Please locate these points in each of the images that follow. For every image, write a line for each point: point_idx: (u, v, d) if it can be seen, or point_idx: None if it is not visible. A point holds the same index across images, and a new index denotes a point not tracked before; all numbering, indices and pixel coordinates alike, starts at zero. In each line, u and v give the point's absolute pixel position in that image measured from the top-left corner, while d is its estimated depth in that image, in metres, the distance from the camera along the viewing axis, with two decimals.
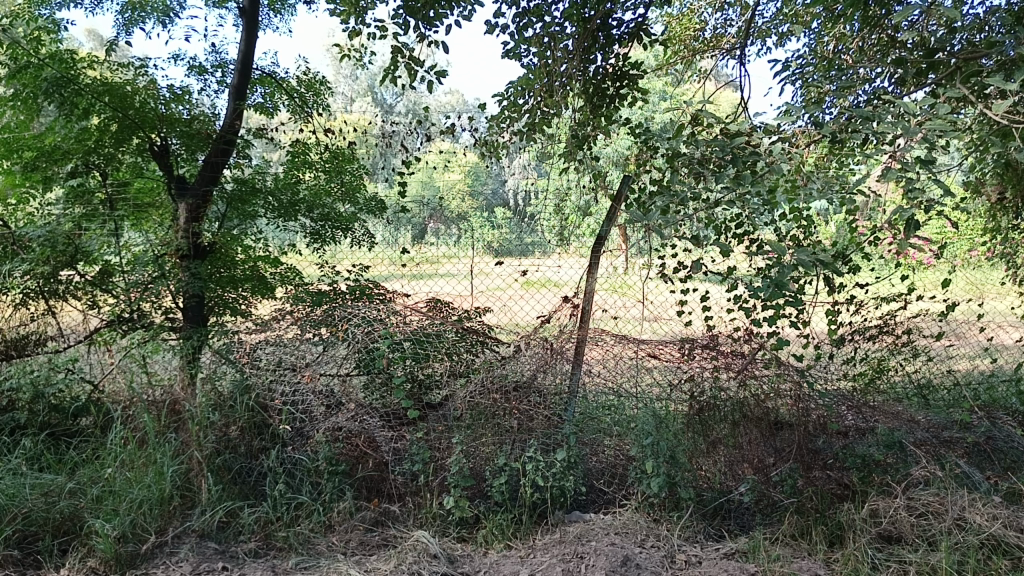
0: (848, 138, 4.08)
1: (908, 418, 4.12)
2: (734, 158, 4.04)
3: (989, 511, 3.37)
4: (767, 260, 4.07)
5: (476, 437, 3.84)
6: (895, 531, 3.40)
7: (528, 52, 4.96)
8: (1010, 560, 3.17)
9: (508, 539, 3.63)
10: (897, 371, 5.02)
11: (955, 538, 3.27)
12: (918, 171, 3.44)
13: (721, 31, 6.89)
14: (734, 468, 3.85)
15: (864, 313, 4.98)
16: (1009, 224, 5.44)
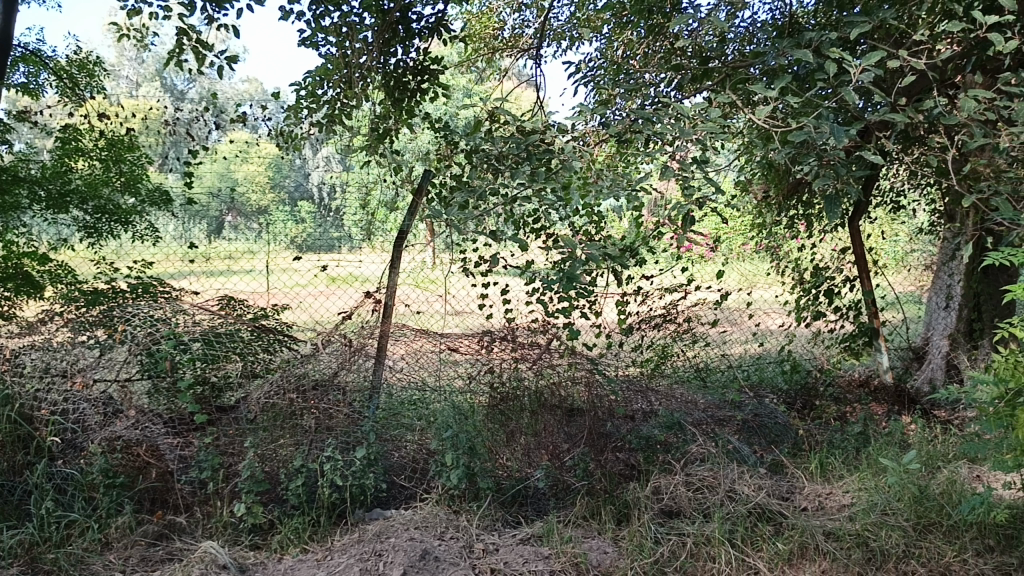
0: (633, 137, 4.27)
1: (688, 400, 4.44)
2: (528, 156, 4.17)
3: (755, 482, 3.73)
4: (562, 254, 4.20)
5: (273, 440, 3.69)
6: (676, 506, 3.64)
7: (325, 41, 4.83)
8: (773, 526, 3.49)
9: (304, 543, 3.52)
10: (679, 356, 5.39)
11: (727, 509, 3.53)
12: (694, 172, 3.81)
13: (518, 30, 7.04)
14: (531, 456, 3.94)
15: (650, 303, 5.27)
16: (774, 219, 5.96)
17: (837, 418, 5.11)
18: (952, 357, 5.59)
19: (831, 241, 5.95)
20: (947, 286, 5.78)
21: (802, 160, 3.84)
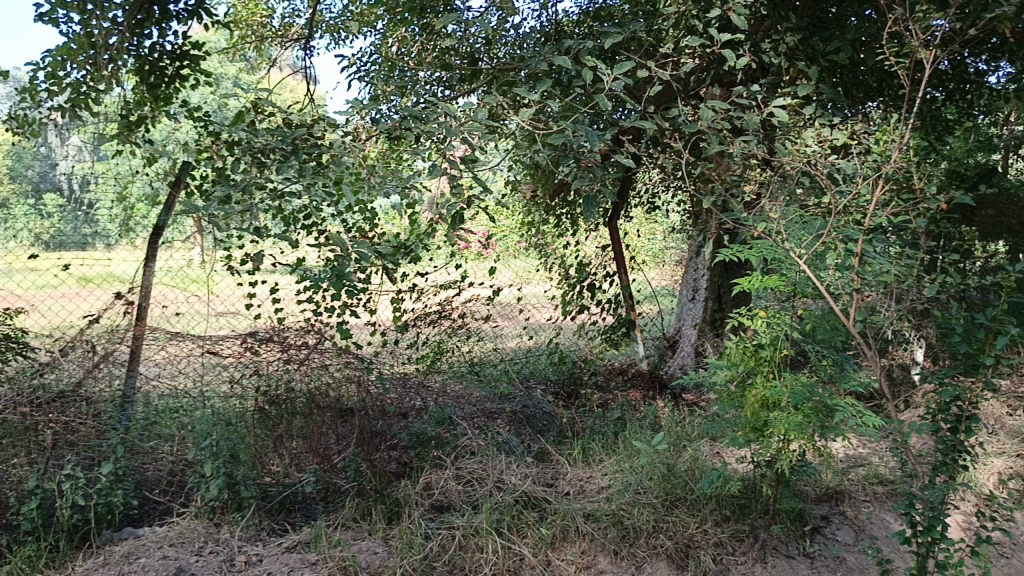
0: (404, 134, 4.31)
1: (458, 394, 4.52)
2: (294, 150, 4.09)
3: (521, 471, 3.86)
4: (333, 253, 4.13)
5: (5, 459, 3.37)
6: (446, 500, 3.69)
7: (67, 17, 4.39)
8: (538, 512, 3.63)
9: (39, 572, 3.19)
10: (455, 351, 5.44)
11: (494, 500, 3.62)
12: (464, 170, 4.01)
13: (289, 20, 6.76)
14: (299, 460, 3.78)
15: (425, 300, 5.30)
16: (542, 218, 6.15)
17: (599, 405, 5.42)
18: (699, 345, 6.10)
19: (595, 239, 6.31)
20: (694, 281, 6.24)
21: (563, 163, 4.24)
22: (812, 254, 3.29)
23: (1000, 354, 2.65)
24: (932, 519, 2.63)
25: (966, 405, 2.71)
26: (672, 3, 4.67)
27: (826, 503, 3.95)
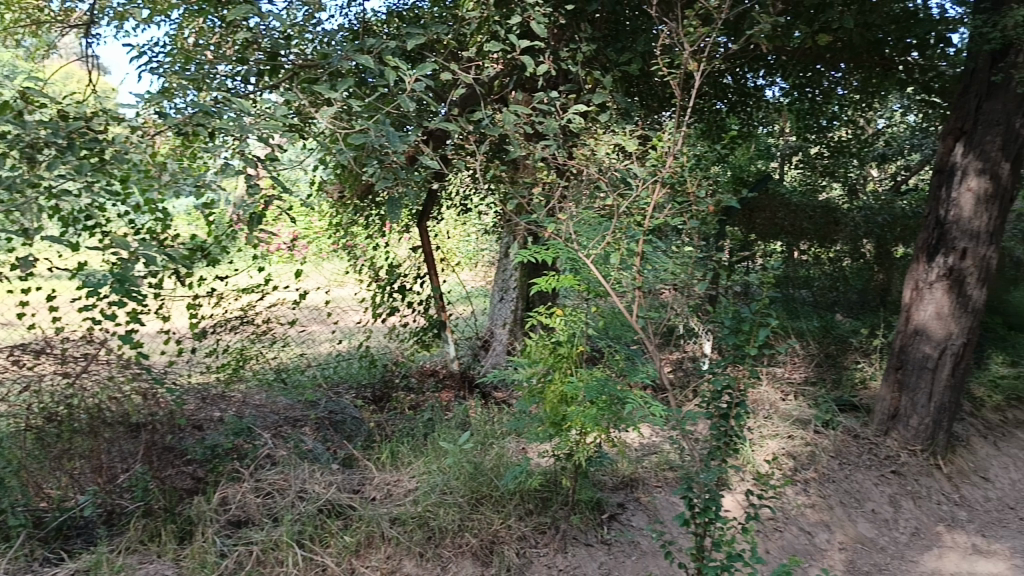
0: (195, 131, 4.00)
1: (258, 405, 4.34)
2: (70, 143, 3.71)
3: (324, 479, 3.75)
4: (117, 255, 3.81)
5: None
6: (244, 515, 3.54)
7: None
8: (342, 520, 3.55)
9: None
10: (259, 359, 5.20)
11: (296, 511, 3.52)
12: (262, 168, 3.90)
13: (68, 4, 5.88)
14: (79, 480, 3.49)
15: (224, 306, 5.00)
16: (350, 219, 5.75)
17: (409, 407, 5.38)
18: (511, 345, 6.18)
19: (406, 240, 6.04)
20: (504, 279, 6.39)
21: (366, 164, 4.36)
22: (600, 254, 3.43)
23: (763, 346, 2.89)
24: (708, 501, 2.82)
25: (736, 393, 2.93)
26: (474, 8, 4.73)
27: (623, 491, 4.13)
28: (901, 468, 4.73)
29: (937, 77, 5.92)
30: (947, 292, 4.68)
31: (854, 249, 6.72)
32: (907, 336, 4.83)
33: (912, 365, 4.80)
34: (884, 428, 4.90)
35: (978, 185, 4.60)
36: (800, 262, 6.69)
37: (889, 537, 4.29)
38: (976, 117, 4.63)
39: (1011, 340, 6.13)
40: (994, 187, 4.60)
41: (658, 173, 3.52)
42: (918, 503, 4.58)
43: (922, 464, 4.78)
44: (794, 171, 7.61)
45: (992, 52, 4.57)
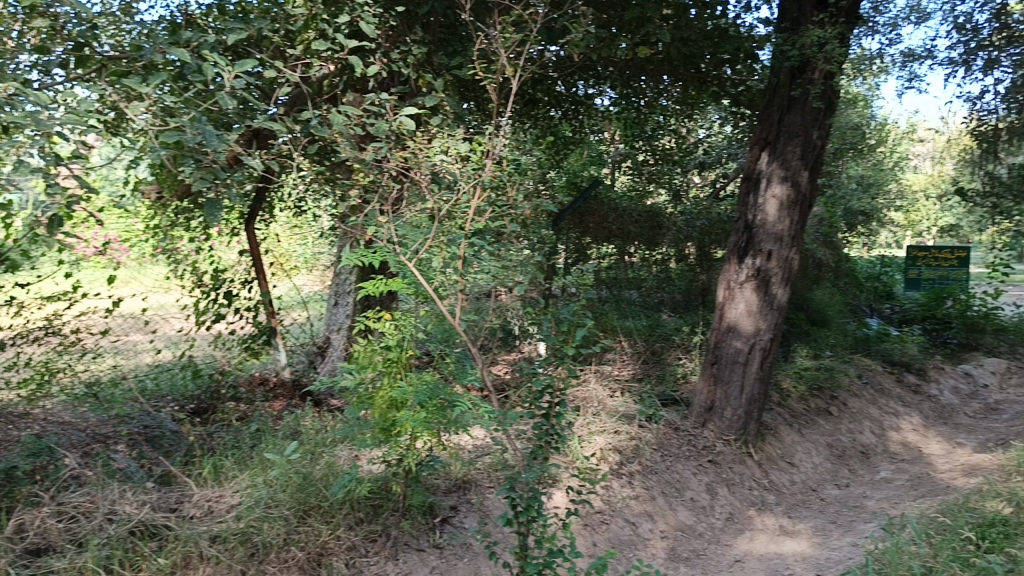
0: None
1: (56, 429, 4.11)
2: None
3: (137, 499, 3.51)
4: None
5: None
6: (43, 542, 3.25)
7: None
8: (156, 542, 3.34)
9: None
10: (68, 373, 4.77)
11: (103, 534, 3.28)
12: (60, 163, 3.57)
13: None
14: None
15: (25, 316, 4.60)
16: (170, 221, 5.35)
17: (236, 418, 5.14)
18: (348, 349, 6.00)
19: (234, 245, 5.75)
20: (344, 281, 6.36)
21: (183, 162, 4.12)
22: (421, 257, 3.42)
23: (582, 344, 2.98)
24: (531, 499, 2.85)
25: (556, 391, 2.98)
26: (300, 5, 4.63)
27: (455, 494, 4.13)
28: (717, 457, 5.01)
29: (745, 90, 6.35)
30: (755, 291, 5.02)
31: (679, 252, 7.08)
32: (721, 333, 5.14)
33: (725, 360, 5.11)
34: (701, 420, 5.18)
35: (781, 192, 4.97)
36: (630, 264, 6.93)
37: (706, 523, 4.56)
38: (778, 129, 5.01)
39: (812, 335, 6.69)
40: (795, 194, 4.98)
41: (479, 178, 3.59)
42: (732, 490, 4.87)
43: (734, 453, 5.10)
44: (624, 176, 7.79)
45: (791, 69, 4.96)
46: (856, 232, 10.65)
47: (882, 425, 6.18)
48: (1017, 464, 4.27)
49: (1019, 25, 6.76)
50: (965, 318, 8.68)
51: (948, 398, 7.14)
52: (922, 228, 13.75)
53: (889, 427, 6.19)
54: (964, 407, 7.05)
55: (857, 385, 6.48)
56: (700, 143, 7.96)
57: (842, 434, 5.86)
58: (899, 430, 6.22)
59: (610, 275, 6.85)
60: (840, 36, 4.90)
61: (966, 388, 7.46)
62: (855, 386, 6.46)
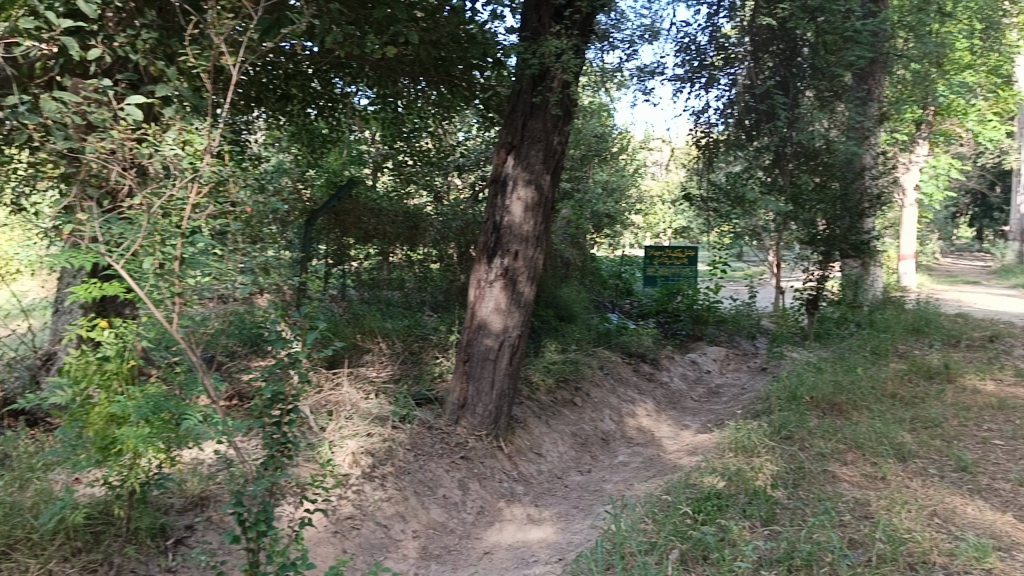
0: None
1: None
2: None
3: None
4: None
5: None
6: None
7: None
8: None
9: None
10: None
11: None
12: None
13: None
14: None
15: None
16: None
17: None
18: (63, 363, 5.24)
19: None
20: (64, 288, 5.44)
21: None
22: (137, 258, 3.13)
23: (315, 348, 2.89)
24: (260, 513, 2.74)
25: (288, 398, 2.89)
26: None
27: (191, 512, 3.88)
28: (470, 453, 5.11)
29: (493, 95, 6.65)
30: (503, 289, 5.16)
31: (441, 253, 7.19)
32: (472, 331, 5.22)
33: (476, 357, 5.20)
34: (453, 417, 5.24)
35: (526, 194, 5.15)
36: (393, 266, 7.08)
37: (457, 518, 4.67)
38: (522, 134, 5.18)
39: (559, 331, 7.14)
40: (538, 196, 5.19)
41: (201, 172, 3.29)
42: (483, 484, 4.99)
43: (486, 447, 5.22)
44: (387, 176, 7.78)
45: (533, 76, 5.17)
46: (602, 233, 11.36)
47: (620, 412, 6.63)
48: (730, 442, 4.76)
49: (735, 48, 7.42)
50: (692, 310, 9.55)
51: (677, 384, 7.81)
52: (659, 229, 14.98)
53: (626, 414, 6.65)
54: (690, 392, 7.75)
55: (599, 375, 6.90)
56: (461, 146, 8.06)
57: (585, 423, 6.21)
58: (635, 416, 6.70)
59: (372, 276, 6.98)
60: (577, 48, 5.21)
61: (692, 375, 8.21)
62: (597, 377, 6.87)
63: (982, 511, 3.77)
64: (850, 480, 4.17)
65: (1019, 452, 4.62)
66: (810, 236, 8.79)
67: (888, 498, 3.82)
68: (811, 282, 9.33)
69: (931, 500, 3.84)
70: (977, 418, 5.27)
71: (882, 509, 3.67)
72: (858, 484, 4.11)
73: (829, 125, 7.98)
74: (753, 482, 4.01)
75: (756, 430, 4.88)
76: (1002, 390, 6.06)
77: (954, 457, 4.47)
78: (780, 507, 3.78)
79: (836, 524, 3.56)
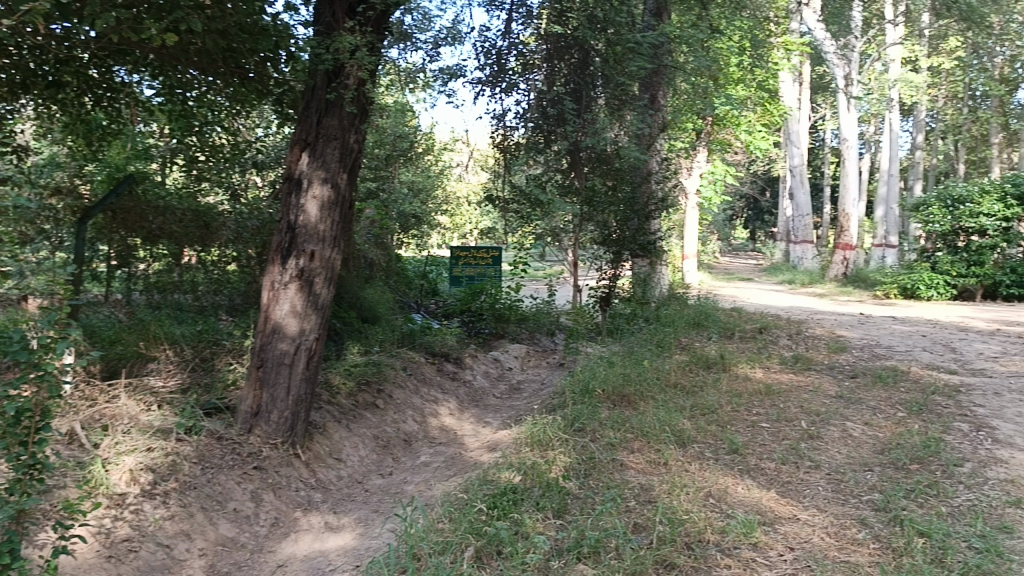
0: None
1: None
2: None
3: None
4: None
5: None
6: None
7: None
8: None
9: None
10: None
11: None
12: None
13: None
14: None
15: None
16: None
17: None
18: None
19: None
20: None
21: None
22: None
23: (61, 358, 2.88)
24: None
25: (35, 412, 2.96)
26: None
27: None
28: (263, 463, 4.90)
29: (288, 90, 6.39)
30: (299, 291, 4.96)
31: (238, 252, 6.75)
32: (265, 335, 4.98)
33: (270, 362, 4.96)
34: (247, 426, 4.99)
35: (322, 193, 4.97)
36: (184, 267, 6.59)
37: (249, 532, 4.47)
38: (317, 131, 4.99)
39: (361, 332, 7.01)
40: (334, 195, 5.03)
41: None
42: (278, 494, 4.82)
43: (282, 456, 5.02)
44: (178, 173, 7.02)
45: (327, 72, 5.00)
46: (408, 233, 11.31)
47: (423, 413, 6.61)
48: (526, 437, 4.87)
49: (534, 54, 7.50)
50: (494, 309, 9.68)
51: (479, 382, 7.91)
52: (466, 230, 15.12)
53: (428, 414, 6.64)
54: (492, 389, 7.87)
55: (402, 376, 6.84)
56: (256, 143, 7.52)
57: (387, 425, 6.14)
58: (437, 415, 6.71)
59: (162, 279, 6.51)
60: (372, 44, 5.12)
61: (494, 373, 8.35)
62: (400, 378, 6.81)
63: (750, 489, 4.10)
64: (636, 467, 4.40)
65: (782, 433, 5.08)
66: (603, 236, 9.21)
67: (670, 482, 4.07)
68: (604, 280, 9.77)
69: (706, 482, 4.14)
70: (747, 403, 5.75)
71: (663, 493, 3.91)
72: (643, 471, 4.35)
73: (619, 132, 8.41)
74: (546, 475, 4.13)
75: (552, 424, 5.04)
76: (769, 377, 6.65)
77: (727, 440, 4.84)
78: (571, 497, 3.93)
79: (621, 510, 3.74)
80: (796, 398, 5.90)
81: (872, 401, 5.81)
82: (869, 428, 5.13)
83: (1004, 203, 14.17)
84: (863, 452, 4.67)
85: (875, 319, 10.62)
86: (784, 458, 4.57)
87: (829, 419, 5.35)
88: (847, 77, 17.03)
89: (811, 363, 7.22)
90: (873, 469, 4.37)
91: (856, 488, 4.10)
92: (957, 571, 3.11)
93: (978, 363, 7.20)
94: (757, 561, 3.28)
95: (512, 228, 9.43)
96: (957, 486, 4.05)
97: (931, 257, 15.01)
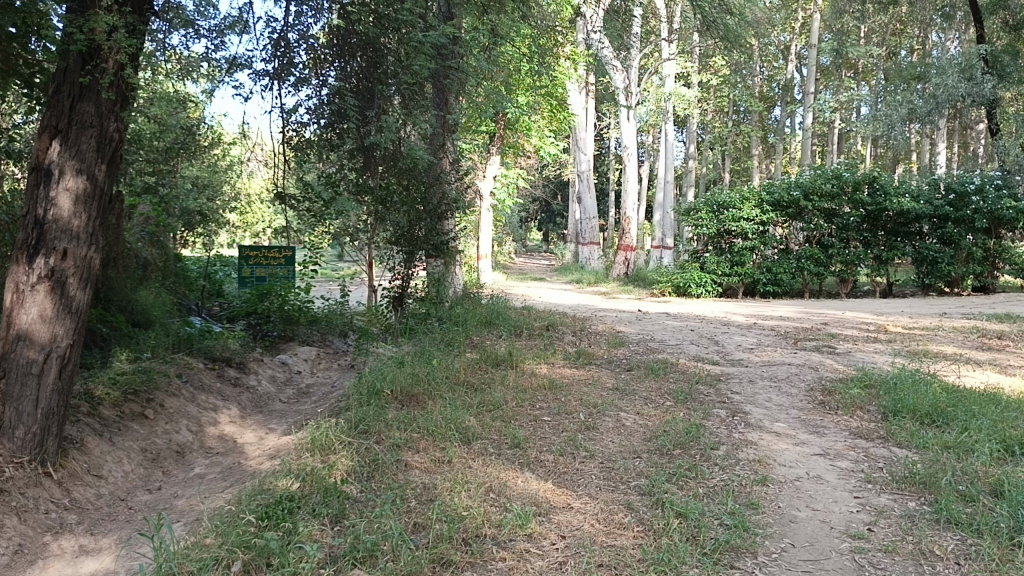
0: None
1: None
2: None
3: None
4: None
5: None
6: None
7: None
8: None
9: None
10: None
11: None
12: None
13: None
14: None
15: None
16: None
17: None
18: None
19: None
20: None
21: None
22: None
23: None
24: None
25: None
26: None
27: None
28: (7, 484, 4.39)
29: (38, 72, 5.85)
30: (49, 293, 4.49)
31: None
32: (9, 343, 4.48)
33: (14, 373, 4.47)
34: None
35: (76, 185, 4.54)
36: None
37: None
38: (70, 117, 4.53)
39: (128, 339, 6.50)
40: (90, 188, 4.61)
41: None
42: (23, 518, 4.34)
43: (28, 476, 4.53)
44: None
45: (81, 53, 4.56)
46: (194, 232, 10.67)
47: (199, 422, 6.21)
48: (307, 442, 4.73)
49: (325, 51, 7.03)
50: (284, 311, 9.13)
51: (264, 387, 7.56)
52: (257, 228, 14.49)
53: (205, 423, 6.25)
54: (278, 394, 7.56)
55: (176, 385, 6.39)
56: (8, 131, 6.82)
57: (156, 437, 5.74)
58: (216, 424, 6.34)
59: None
60: (133, 27, 4.77)
61: (281, 377, 8.02)
62: (173, 386, 6.35)
63: (529, 481, 4.22)
64: (420, 467, 4.39)
65: (561, 426, 5.26)
66: (396, 235, 9.27)
67: (451, 479, 4.09)
68: (400, 277, 9.72)
69: (487, 477, 4.20)
70: (531, 398, 5.91)
71: (445, 491, 3.92)
72: (427, 470, 4.34)
73: (411, 131, 8.38)
74: (325, 479, 4.02)
75: (334, 427, 4.91)
76: (552, 372, 6.90)
77: (509, 435, 4.95)
78: (349, 501, 3.86)
79: (400, 511, 3.72)
80: (576, 392, 6.15)
81: (644, 392, 6.18)
82: (640, 417, 5.45)
83: (761, 209, 15.63)
84: (633, 440, 4.94)
85: (651, 315, 11.33)
86: (563, 449, 4.73)
87: (606, 410, 5.62)
88: (626, 88, 18.14)
89: (593, 358, 7.57)
90: (641, 456, 4.64)
91: (626, 474, 4.34)
92: (708, 547, 3.36)
93: (738, 354, 7.87)
94: (530, 551, 3.38)
95: (304, 227, 9.13)
96: (713, 468, 4.38)
97: (702, 257, 16.24)
